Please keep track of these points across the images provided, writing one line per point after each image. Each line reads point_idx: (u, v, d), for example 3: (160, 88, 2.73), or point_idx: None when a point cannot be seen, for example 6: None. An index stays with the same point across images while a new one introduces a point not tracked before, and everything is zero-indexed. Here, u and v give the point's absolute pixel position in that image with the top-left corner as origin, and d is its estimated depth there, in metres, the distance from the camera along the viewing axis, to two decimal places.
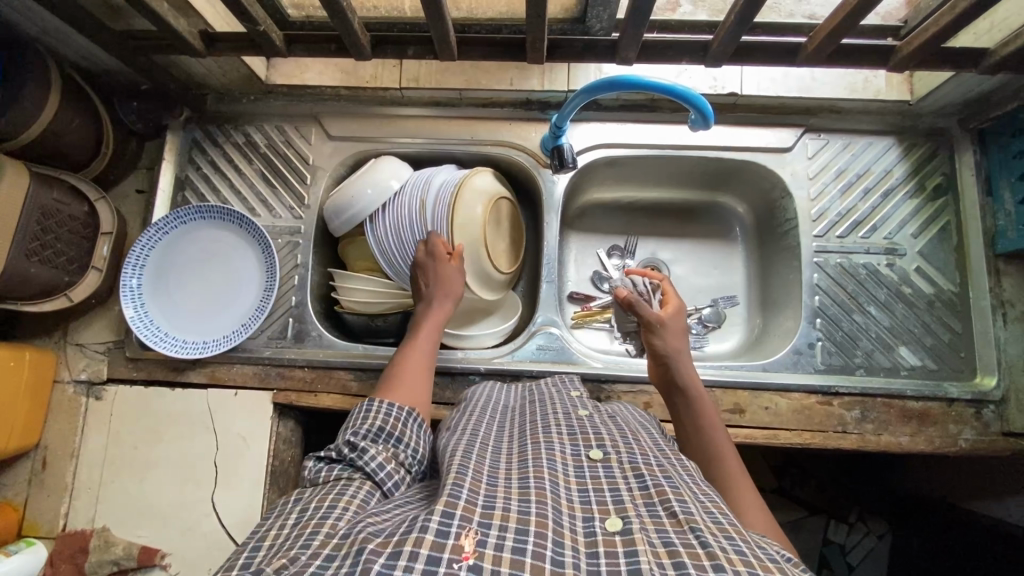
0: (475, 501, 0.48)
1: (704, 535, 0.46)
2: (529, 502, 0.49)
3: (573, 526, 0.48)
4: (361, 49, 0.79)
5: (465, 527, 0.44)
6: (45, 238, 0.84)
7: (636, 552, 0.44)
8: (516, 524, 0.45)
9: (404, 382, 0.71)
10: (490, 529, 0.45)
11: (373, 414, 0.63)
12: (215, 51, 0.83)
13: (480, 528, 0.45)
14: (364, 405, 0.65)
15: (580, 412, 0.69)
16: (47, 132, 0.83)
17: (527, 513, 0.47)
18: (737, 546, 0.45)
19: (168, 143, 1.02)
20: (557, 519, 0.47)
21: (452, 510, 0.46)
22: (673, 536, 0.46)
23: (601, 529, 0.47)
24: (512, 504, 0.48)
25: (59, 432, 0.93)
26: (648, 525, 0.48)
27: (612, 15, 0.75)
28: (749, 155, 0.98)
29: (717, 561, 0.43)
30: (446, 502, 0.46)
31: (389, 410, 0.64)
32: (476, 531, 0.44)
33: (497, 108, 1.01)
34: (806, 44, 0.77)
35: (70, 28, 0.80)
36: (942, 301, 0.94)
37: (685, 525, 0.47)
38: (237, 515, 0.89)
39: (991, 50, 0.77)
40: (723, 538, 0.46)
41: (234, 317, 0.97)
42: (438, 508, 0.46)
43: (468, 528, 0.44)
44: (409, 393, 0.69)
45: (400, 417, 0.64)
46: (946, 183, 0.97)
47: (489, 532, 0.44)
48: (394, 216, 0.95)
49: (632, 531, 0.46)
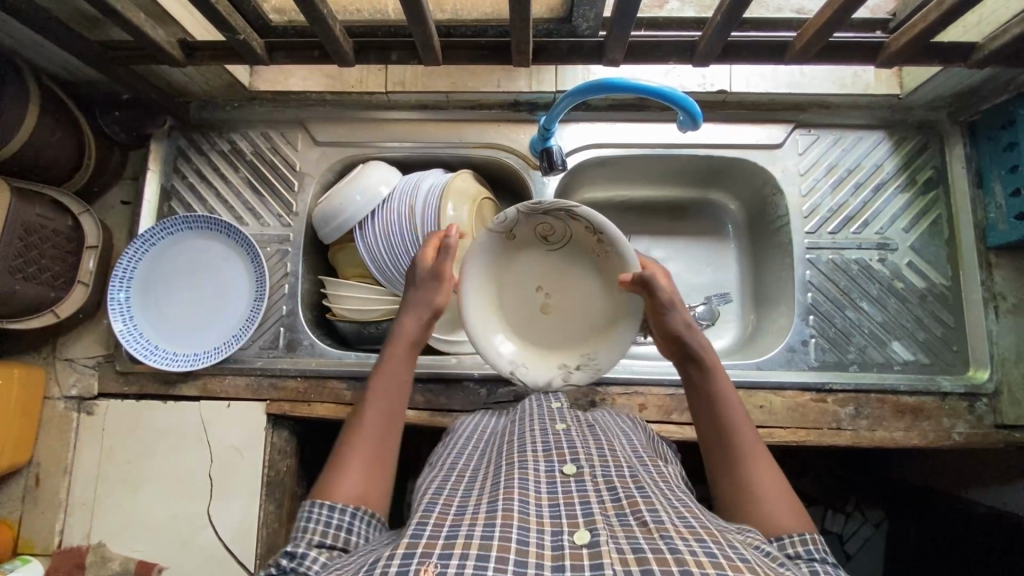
0: (437, 535, 0.49)
1: (673, 541, 0.47)
2: (493, 526, 0.49)
3: (541, 541, 0.48)
4: (344, 56, 0.78)
5: (424, 562, 0.45)
6: (29, 254, 0.82)
7: (601, 565, 0.45)
8: (477, 550, 0.46)
9: (350, 474, 0.62)
10: (450, 559, 0.45)
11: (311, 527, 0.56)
12: (196, 60, 0.81)
13: (440, 560, 0.45)
14: (302, 513, 0.58)
15: (558, 425, 0.69)
16: (27, 146, 0.82)
17: (490, 538, 0.47)
18: (706, 549, 0.46)
19: (151, 153, 1.00)
20: (522, 537, 0.48)
21: (412, 549, 0.47)
22: (642, 543, 0.47)
23: (569, 542, 0.48)
24: (477, 530, 0.49)
25: (51, 448, 0.92)
26: (618, 533, 0.49)
27: (597, 14, 0.74)
28: (739, 152, 0.98)
29: (684, 566, 0.44)
30: (407, 544, 0.48)
31: (328, 518, 0.57)
32: (435, 564, 0.45)
33: (484, 109, 1.00)
34: (793, 41, 0.76)
35: (45, 40, 0.78)
36: (933, 295, 0.94)
37: (655, 532, 0.48)
38: (234, 527, 0.89)
39: (980, 44, 0.76)
40: (693, 541, 0.47)
41: (223, 329, 0.96)
42: (399, 549, 0.47)
43: (427, 563, 0.45)
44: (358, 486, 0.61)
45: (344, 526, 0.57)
46: (937, 176, 0.97)
47: (448, 563, 0.45)
48: (382, 223, 0.94)
49: (599, 544, 0.47)
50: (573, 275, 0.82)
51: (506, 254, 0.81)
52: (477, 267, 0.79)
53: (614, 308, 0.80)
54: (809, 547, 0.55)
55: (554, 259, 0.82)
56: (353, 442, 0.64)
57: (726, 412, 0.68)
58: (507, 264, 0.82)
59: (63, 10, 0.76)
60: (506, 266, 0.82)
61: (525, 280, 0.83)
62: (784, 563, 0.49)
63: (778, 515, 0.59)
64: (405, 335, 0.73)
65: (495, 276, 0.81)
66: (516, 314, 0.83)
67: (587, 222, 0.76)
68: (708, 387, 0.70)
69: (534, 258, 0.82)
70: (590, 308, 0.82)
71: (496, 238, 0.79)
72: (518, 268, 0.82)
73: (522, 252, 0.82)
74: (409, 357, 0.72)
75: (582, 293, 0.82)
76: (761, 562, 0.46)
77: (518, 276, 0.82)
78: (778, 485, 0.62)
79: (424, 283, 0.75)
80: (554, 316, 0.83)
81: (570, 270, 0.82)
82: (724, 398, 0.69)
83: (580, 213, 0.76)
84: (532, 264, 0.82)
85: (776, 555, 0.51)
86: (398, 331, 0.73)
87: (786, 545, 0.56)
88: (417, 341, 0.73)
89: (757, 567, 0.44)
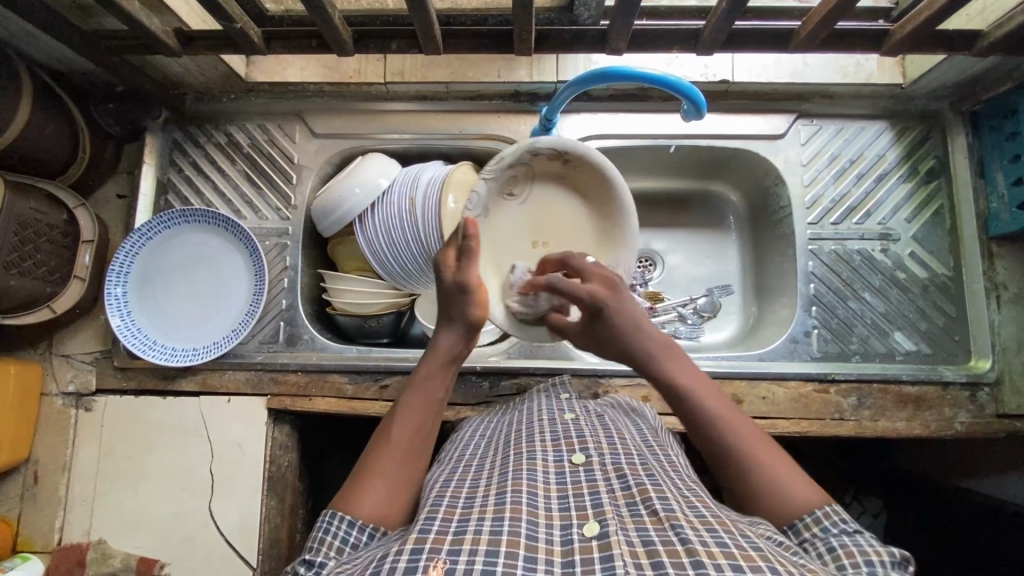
0: (445, 530, 0.48)
1: (683, 531, 0.47)
2: (502, 519, 0.49)
3: (550, 537, 0.48)
4: (343, 45, 0.77)
5: (433, 559, 0.45)
6: (24, 249, 0.81)
7: (611, 558, 0.45)
8: (487, 546, 0.46)
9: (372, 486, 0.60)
10: (459, 555, 0.45)
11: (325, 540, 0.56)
12: (191, 50, 0.80)
13: (449, 556, 0.45)
14: (320, 523, 0.57)
15: (565, 416, 0.70)
16: (20, 139, 0.80)
17: (499, 533, 0.47)
18: (718, 538, 0.46)
19: (147, 146, 0.99)
20: (531, 532, 0.48)
21: (421, 544, 0.47)
22: (652, 535, 0.47)
23: (578, 536, 0.48)
24: (485, 524, 0.48)
25: (49, 445, 0.91)
26: (629, 524, 0.49)
27: (600, 2, 0.73)
28: (741, 142, 0.97)
29: (695, 556, 0.43)
30: (417, 539, 0.47)
31: (346, 533, 0.56)
32: (445, 561, 0.45)
33: (485, 100, 0.99)
34: (797, 29, 0.76)
35: (37, 30, 0.76)
36: (935, 285, 0.94)
37: (665, 521, 0.48)
38: (236, 523, 0.89)
39: (984, 32, 0.76)
40: (704, 531, 0.47)
41: (222, 324, 0.95)
42: (408, 544, 0.47)
43: (436, 559, 0.45)
44: (381, 498, 0.60)
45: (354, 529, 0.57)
46: (939, 166, 0.97)
47: (458, 559, 0.45)
48: (382, 214, 0.93)
49: (609, 535, 0.47)
50: (556, 207, 0.76)
51: (491, 228, 0.76)
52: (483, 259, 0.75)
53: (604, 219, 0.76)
54: (824, 525, 0.54)
55: (532, 206, 0.76)
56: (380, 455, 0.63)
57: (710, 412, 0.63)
58: (496, 233, 0.76)
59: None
60: (496, 239, 0.76)
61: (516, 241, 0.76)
62: (797, 552, 0.49)
63: (795, 495, 0.57)
64: (445, 350, 0.70)
65: (495, 254, 0.76)
66: (533, 278, 0.78)
67: (551, 151, 0.71)
68: (684, 390, 0.65)
69: (516, 217, 0.76)
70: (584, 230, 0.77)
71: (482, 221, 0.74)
72: (506, 235, 0.76)
73: (502, 214, 0.75)
74: (448, 375, 0.70)
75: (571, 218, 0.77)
76: (772, 549, 0.46)
77: (508, 240, 0.76)
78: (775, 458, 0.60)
79: (457, 296, 0.70)
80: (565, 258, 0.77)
81: (548, 204, 0.76)
82: (705, 401, 0.64)
83: (540, 146, 0.70)
84: (514, 222, 0.76)
85: (790, 545, 0.50)
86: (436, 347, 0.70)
87: (801, 531, 0.55)
88: (457, 359, 0.71)
89: (770, 555, 0.44)
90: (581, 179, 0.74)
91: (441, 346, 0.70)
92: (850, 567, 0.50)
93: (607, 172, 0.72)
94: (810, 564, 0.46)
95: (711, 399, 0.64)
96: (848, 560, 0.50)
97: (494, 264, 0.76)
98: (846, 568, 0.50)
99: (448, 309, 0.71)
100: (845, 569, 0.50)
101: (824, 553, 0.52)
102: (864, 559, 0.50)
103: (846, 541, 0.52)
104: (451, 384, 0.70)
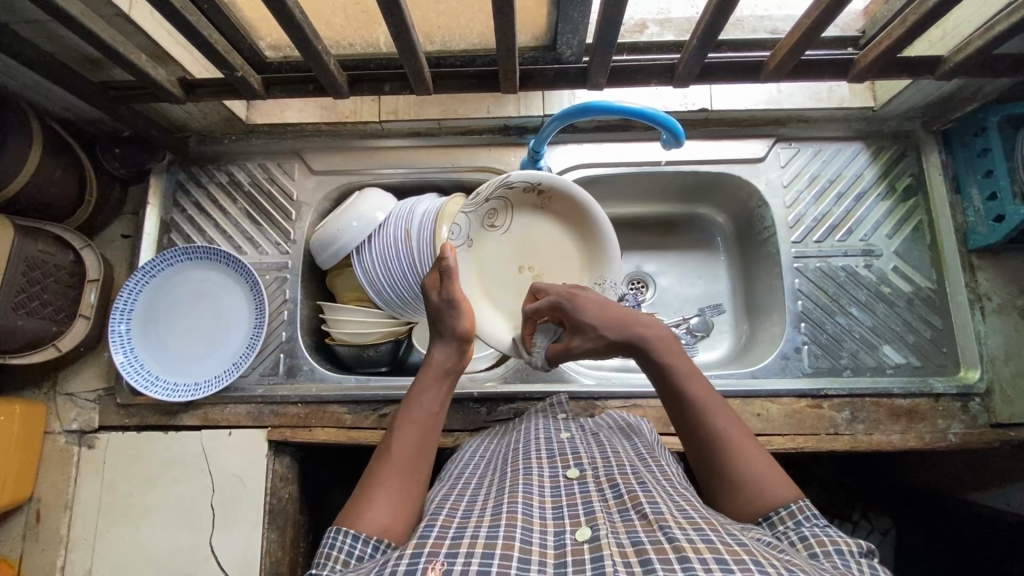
0: (444, 536, 0.49)
1: (671, 531, 0.47)
2: (498, 526, 0.50)
3: (544, 541, 0.49)
4: (339, 88, 0.81)
5: (431, 561, 0.46)
6: (31, 289, 0.84)
7: (601, 558, 0.45)
8: (482, 549, 0.47)
9: (375, 497, 0.60)
10: (456, 557, 0.46)
11: (333, 555, 0.54)
12: (195, 97, 0.84)
13: (447, 559, 0.46)
14: (326, 539, 0.56)
15: (562, 435, 0.72)
16: (30, 185, 0.84)
17: (495, 538, 0.48)
18: (704, 536, 0.46)
19: (151, 187, 1.02)
20: (525, 537, 0.49)
21: (421, 548, 0.47)
22: (642, 536, 0.48)
23: (570, 541, 0.48)
24: (482, 530, 0.49)
25: (52, 484, 0.92)
26: (620, 528, 0.50)
27: (581, 41, 0.77)
28: (724, 167, 1.01)
29: (683, 553, 0.44)
30: (416, 544, 0.48)
31: (350, 546, 0.55)
32: (442, 562, 0.45)
33: (476, 135, 1.03)
34: (767, 61, 0.80)
35: (50, 83, 0.81)
36: (920, 298, 0.96)
37: (654, 524, 0.49)
38: (238, 556, 0.89)
39: (944, 57, 0.80)
40: (692, 530, 0.48)
41: (222, 358, 0.97)
42: (408, 550, 0.48)
43: (434, 561, 0.46)
44: (384, 509, 0.59)
45: (357, 547, 0.55)
46: (915, 183, 1.00)
47: (455, 561, 0.45)
48: (380, 247, 0.95)
49: (599, 538, 0.48)
50: (536, 234, 0.90)
51: (478, 253, 0.90)
52: (465, 276, 0.88)
53: (586, 241, 0.90)
54: (797, 518, 0.55)
55: (515, 232, 0.90)
56: (380, 468, 0.63)
57: (699, 404, 0.63)
58: (483, 257, 0.90)
59: (68, 53, 0.79)
60: (483, 265, 0.90)
61: (500, 261, 0.90)
62: (784, 550, 0.48)
63: (772, 487, 0.58)
64: (439, 364, 0.72)
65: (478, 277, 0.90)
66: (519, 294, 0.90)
67: (525, 184, 0.85)
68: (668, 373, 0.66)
69: (497, 237, 0.90)
70: (569, 254, 0.91)
71: (466, 249, 0.88)
72: (490, 259, 0.90)
73: (485, 243, 0.90)
74: (443, 388, 0.71)
75: (554, 242, 0.90)
76: (759, 547, 0.47)
77: (493, 265, 0.90)
78: (761, 454, 0.61)
79: (444, 312, 0.74)
80: (550, 280, 0.91)
81: (535, 230, 0.90)
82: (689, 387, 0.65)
83: (513, 181, 0.85)
84: (500, 247, 0.90)
85: (777, 543, 0.50)
86: (429, 360, 0.73)
87: (776, 523, 0.56)
88: (454, 372, 0.73)
89: (757, 551, 0.45)
90: (554, 208, 0.89)
91: (435, 360, 0.73)
92: (821, 555, 0.51)
93: (579, 202, 0.86)
94: (795, 560, 0.46)
95: (700, 387, 0.65)
96: (820, 548, 0.51)
97: (480, 282, 0.90)
98: (817, 556, 0.51)
99: (438, 328, 0.75)
100: (818, 556, 0.51)
101: (796, 542, 0.53)
102: (834, 548, 0.51)
103: (815, 532, 0.54)
104: (446, 395, 0.71)
